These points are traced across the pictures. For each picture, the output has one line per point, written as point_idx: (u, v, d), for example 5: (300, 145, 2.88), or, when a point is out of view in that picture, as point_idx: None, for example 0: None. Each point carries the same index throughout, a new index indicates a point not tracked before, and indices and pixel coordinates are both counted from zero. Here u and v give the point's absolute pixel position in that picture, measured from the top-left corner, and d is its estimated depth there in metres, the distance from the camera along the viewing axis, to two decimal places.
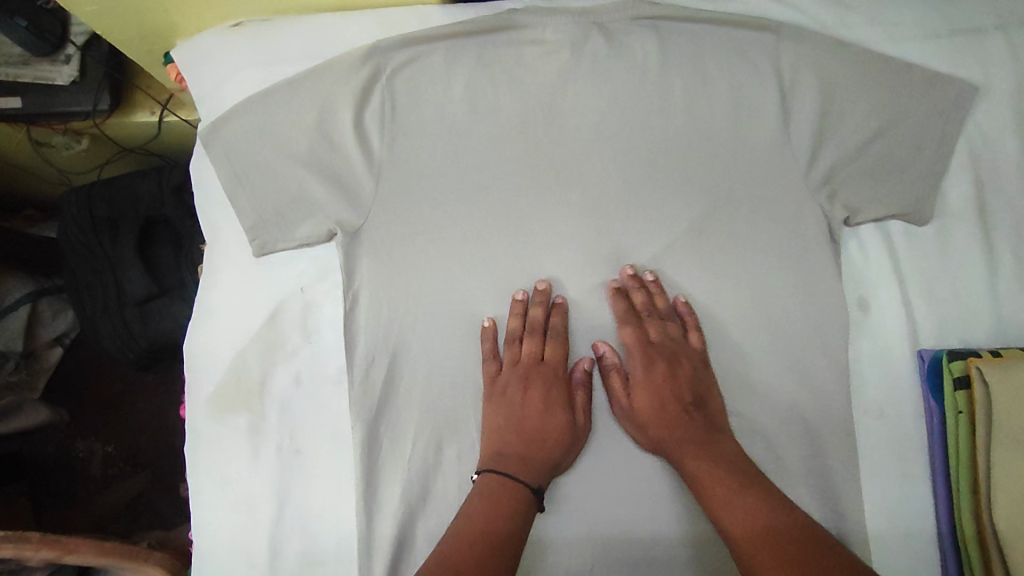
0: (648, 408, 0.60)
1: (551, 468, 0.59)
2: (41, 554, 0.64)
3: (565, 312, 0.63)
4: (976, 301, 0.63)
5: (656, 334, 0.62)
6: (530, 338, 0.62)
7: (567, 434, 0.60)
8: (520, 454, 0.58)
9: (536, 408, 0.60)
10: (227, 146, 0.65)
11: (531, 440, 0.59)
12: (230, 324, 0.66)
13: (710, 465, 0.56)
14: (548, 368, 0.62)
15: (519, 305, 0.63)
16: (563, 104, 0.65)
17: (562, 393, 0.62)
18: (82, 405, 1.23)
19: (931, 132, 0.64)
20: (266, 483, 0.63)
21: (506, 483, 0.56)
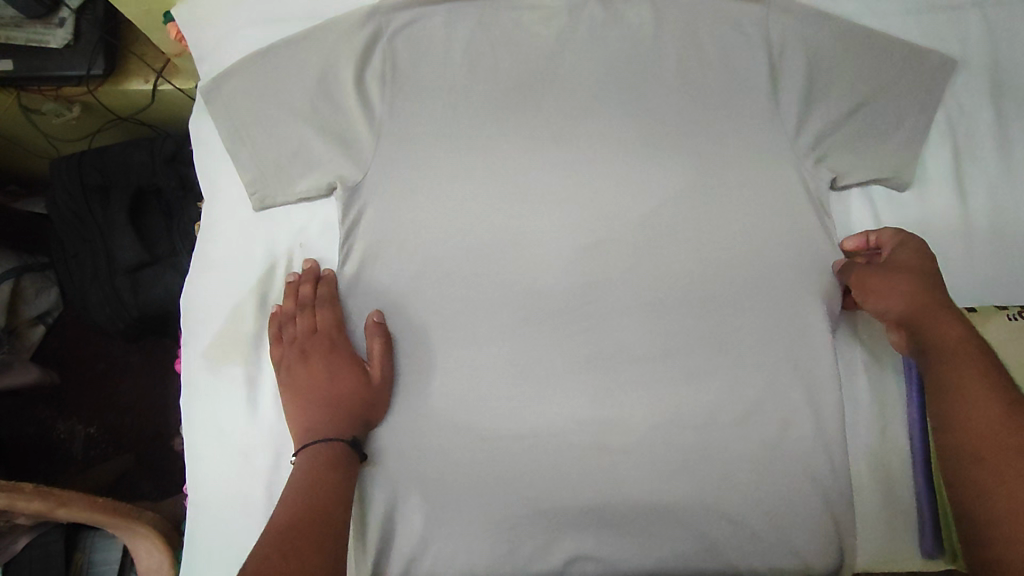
0: (912, 272, 0.59)
1: (363, 423, 0.61)
2: (33, 505, 0.64)
3: (333, 280, 0.65)
4: (954, 261, 0.66)
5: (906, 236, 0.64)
6: (301, 314, 0.63)
7: (365, 393, 0.61)
8: (322, 422, 0.60)
9: (320, 377, 0.62)
10: (228, 101, 0.66)
11: (333, 405, 0.61)
12: (229, 277, 0.67)
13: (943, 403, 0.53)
14: (321, 337, 0.63)
15: (290, 287, 0.65)
16: (562, 65, 0.67)
17: (344, 354, 0.63)
18: (67, 384, 1.21)
19: (912, 101, 0.67)
20: (265, 433, 0.64)
21: (314, 450, 0.58)
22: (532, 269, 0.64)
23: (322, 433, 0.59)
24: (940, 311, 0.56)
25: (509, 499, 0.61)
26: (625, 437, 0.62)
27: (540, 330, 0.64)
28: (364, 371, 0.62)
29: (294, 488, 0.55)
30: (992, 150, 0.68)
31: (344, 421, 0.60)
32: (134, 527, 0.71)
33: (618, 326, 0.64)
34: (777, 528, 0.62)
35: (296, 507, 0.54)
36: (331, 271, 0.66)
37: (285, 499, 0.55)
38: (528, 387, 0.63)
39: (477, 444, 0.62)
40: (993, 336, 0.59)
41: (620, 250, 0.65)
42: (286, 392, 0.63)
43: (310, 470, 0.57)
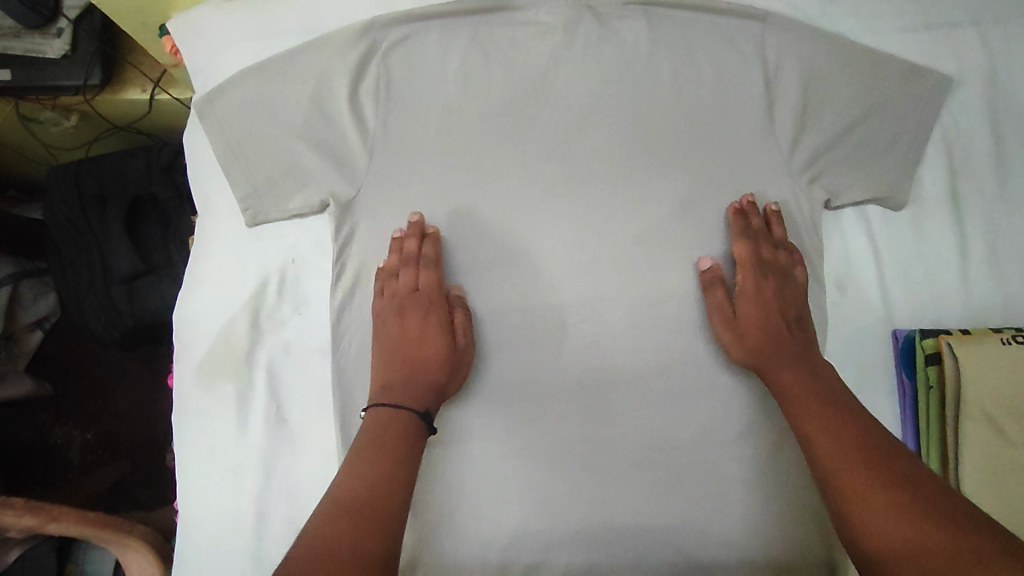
0: (754, 324, 0.61)
1: (437, 394, 0.59)
2: (23, 521, 0.64)
3: (439, 240, 0.64)
4: (947, 283, 0.65)
5: (769, 254, 0.63)
6: (405, 270, 0.62)
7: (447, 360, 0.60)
8: (404, 382, 0.59)
9: (413, 338, 0.61)
10: (222, 117, 0.66)
11: (421, 367, 0.59)
12: (221, 291, 0.65)
13: (823, 423, 0.54)
14: (423, 296, 0.62)
15: (396, 241, 0.63)
16: (556, 83, 0.67)
17: (440, 317, 0.61)
18: (64, 390, 1.21)
19: (907, 120, 0.67)
20: (255, 452, 0.63)
21: (392, 413, 0.56)
22: (524, 288, 0.64)
23: (402, 399, 0.57)
24: (778, 362, 0.59)
25: (498, 518, 0.61)
26: (615, 456, 0.62)
27: (532, 348, 0.64)
28: (452, 335, 0.61)
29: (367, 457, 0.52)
30: (988, 170, 0.68)
31: (423, 388, 0.58)
32: (126, 541, 0.71)
33: (611, 346, 0.64)
34: (768, 550, 0.61)
35: (364, 484, 0.51)
36: (435, 228, 0.64)
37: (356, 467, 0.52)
38: (519, 405, 0.63)
39: (469, 463, 0.62)
40: (985, 360, 0.58)
41: (612, 268, 0.64)
42: (374, 348, 0.61)
43: (377, 432, 0.55)
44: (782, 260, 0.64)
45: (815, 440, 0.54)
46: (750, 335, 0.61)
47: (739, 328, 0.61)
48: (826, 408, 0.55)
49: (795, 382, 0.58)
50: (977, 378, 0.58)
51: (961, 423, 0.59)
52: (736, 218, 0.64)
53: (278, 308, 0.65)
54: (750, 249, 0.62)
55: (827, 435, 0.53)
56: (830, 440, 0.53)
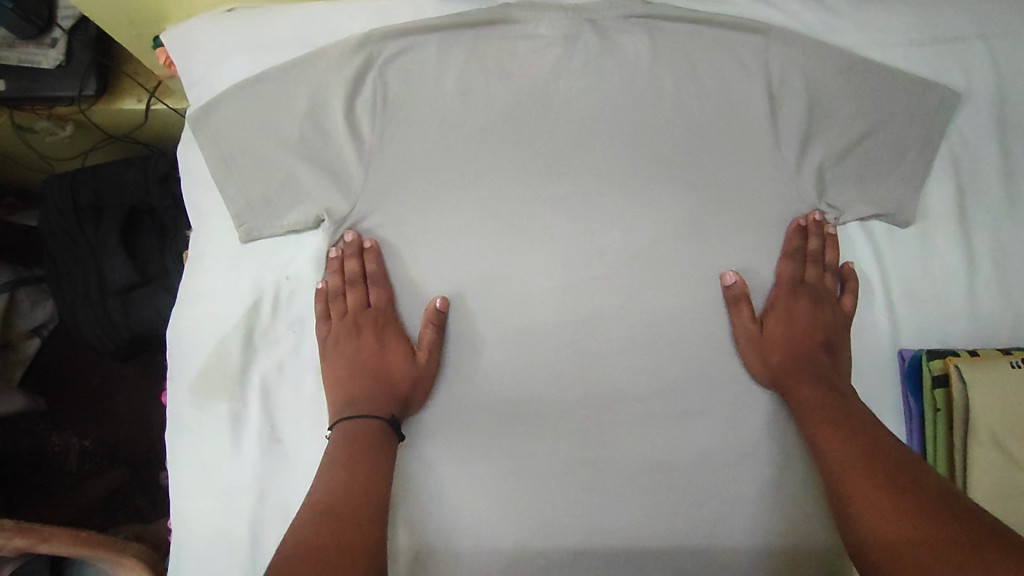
0: (780, 340, 0.62)
1: (402, 401, 0.60)
2: (14, 543, 0.62)
3: (379, 253, 0.63)
4: (955, 302, 0.64)
5: (812, 276, 0.64)
6: (354, 289, 0.63)
7: (414, 366, 0.61)
8: (366, 397, 0.60)
9: (371, 353, 0.62)
10: (216, 132, 0.65)
11: (380, 381, 0.60)
12: (214, 308, 0.64)
13: (840, 436, 0.55)
14: (375, 313, 0.63)
15: (334, 262, 0.63)
16: (555, 96, 0.66)
17: (395, 332, 0.63)
18: (61, 398, 1.20)
19: (914, 136, 0.66)
20: (249, 472, 0.62)
21: (359, 424, 0.57)
22: (522, 305, 0.63)
23: (364, 412, 0.58)
24: (800, 378, 0.60)
25: (496, 540, 0.60)
26: (616, 477, 0.61)
27: (531, 367, 0.62)
28: (411, 351, 0.62)
29: (336, 466, 0.54)
30: (996, 186, 0.66)
31: (381, 396, 0.60)
32: (120, 559, 0.70)
33: (611, 365, 0.62)
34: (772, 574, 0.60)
35: (341, 490, 0.52)
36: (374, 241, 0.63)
37: (329, 476, 0.53)
38: (518, 426, 0.62)
39: (466, 484, 0.61)
40: (994, 383, 0.57)
41: (612, 285, 0.63)
42: (334, 365, 0.62)
43: (342, 447, 0.56)
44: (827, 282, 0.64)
45: (828, 448, 0.55)
46: (774, 349, 0.61)
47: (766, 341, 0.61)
48: (848, 424, 0.56)
49: (820, 401, 0.58)
50: (986, 403, 0.57)
51: (969, 447, 0.57)
52: (795, 230, 0.64)
53: (274, 325, 0.64)
54: (794, 271, 0.63)
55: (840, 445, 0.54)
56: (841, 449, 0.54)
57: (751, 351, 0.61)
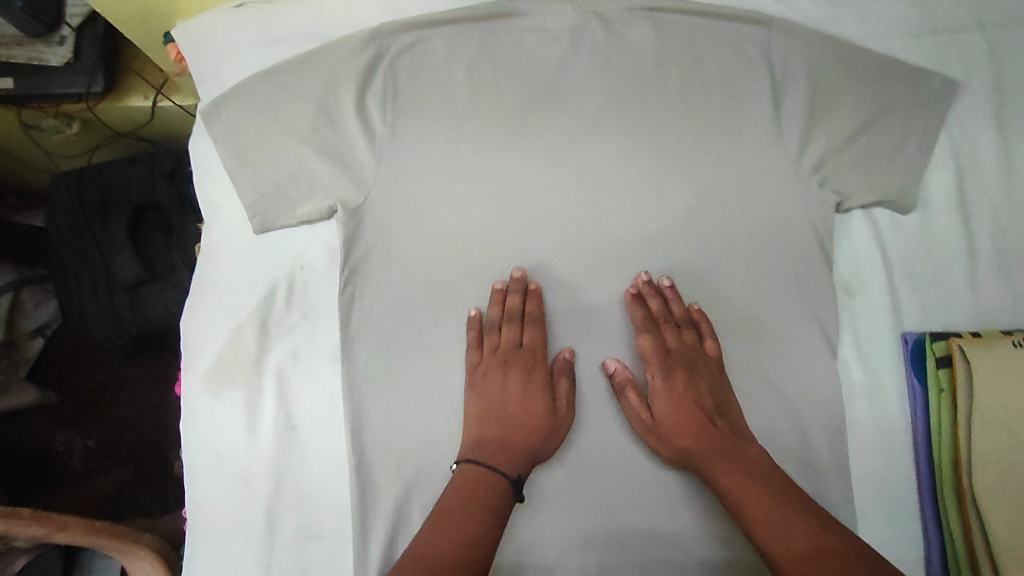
0: (671, 423, 0.58)
1: (533, 455, 0.58)
2: (29, 531, 0.63)
3: (541, 297, 0.63)
4: (958, 286, 0.65)
5: (675, 342, 0.61)
6: (511, 326, 0.62)
7: (539, 432, 0.58)
8: (499, 441, 0.57)
9: (515, 394, 0.60)
10: (229, 124, 0.66)
11: (518, 428, 0.58)
12: (229, 299, 0.64)
13: (738, 478, 0.53)
14: (526, 352, 0.62)
15: (497, 293, 0.63)
16: (563, 88, 0.67)
17: (542, 375, 0.61)
18: (66, 396, 1.21)
19: (914, 124, 0.67)
20: (264, 458, 0.62)
21: (473, 471, 0.54)
22: (534, 291, 0.64)
23: (490, 458, 0.56)
24: (705, 453, 0.56)
25: (510, 526, 0.60)
26: (627, 460, 0.62)
27: (544, 353, 0.63)
28: (553, 398, 0.60)
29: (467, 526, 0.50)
30: (995, 172, 0.68)
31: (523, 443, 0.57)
32: (133, 549, 0.71)
33: (620, 351, 0.63)
34: None
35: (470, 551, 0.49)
36: (537, 284, 0.64)
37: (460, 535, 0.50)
38: None
39: None
40: (996, 362, 0.58)
41: (621, 271, 0.64)
42: (472, 400, 0.60)
43: (464, 492, 0.53)
44: (688, 342, 0.62)
45: (729, 491, 0.53)
46: (675, 425, 0.58)
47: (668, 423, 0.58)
48: (750, 467, 0.54)
49: (737, 479, 0.53)
50: (988, 381, 0.58)
51: (974, 426, 0.58)
52: (631, 300, 0.63)
53: (288, 313, 0.65)
54: (654, 341, 0.61)
55: (742, 489, 0.53)
56: (745, 492, 0.52)
57: (648, 432, 0.60)
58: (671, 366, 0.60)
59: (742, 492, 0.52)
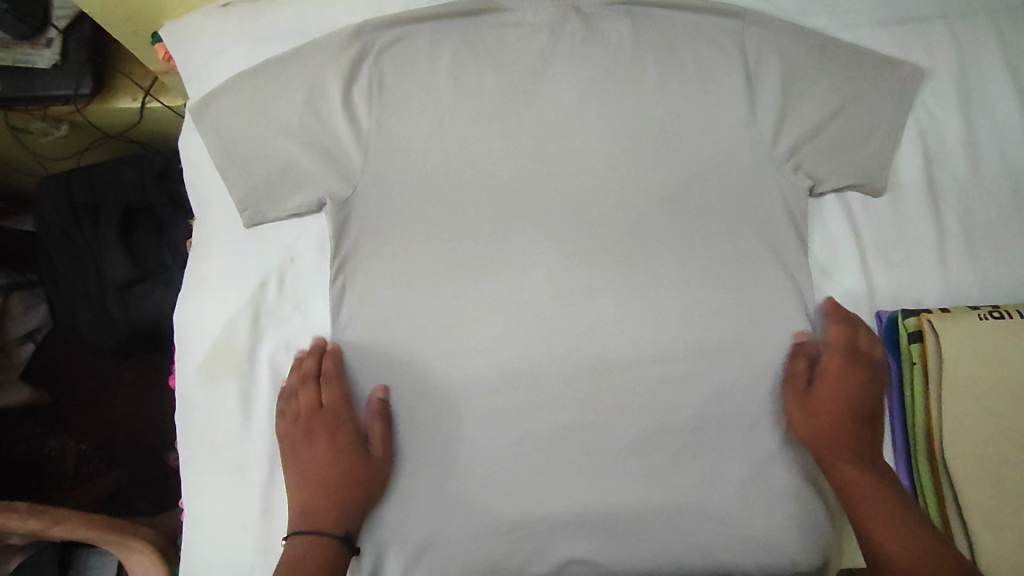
0: (828, 409, 0.63)
1: (359, 508, 0.61)
2: (27, 525, 0.64)
3: (338, 355, 0.64)
4: (928, 265, 0.68)
5: (864, 345, 0.64)
6: (304, 389, 0.63)
7: (364, 479, 0.61)
8: (322, 505, 0.60)
9: (322, 456, 0.62)
10: (217, 121, 0.67)
11: (320, 486, 0.61)
12: (222, 291, 0.65)
13: (864, 478, 0.60)
14: (327, 412, 0.63)
15: (296, 362, 0.65)
16: (544, 80, 0.69)
17: (348, 430, 0.63)
18: (59, 401, 1.21)
19: (883, 110, 0.70)
20: (260, 445, 0.64)
21: (314, 542, 0.59)
22: (520, 278, 0.66)
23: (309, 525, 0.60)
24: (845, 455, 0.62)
25: (503, 506, 0.62)
26: (613, 439, 0.63)
27: (532, 337, 0.65)
28: (364, 448, 0.62)
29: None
30: (961, 154, 0.70)
31: (348, 498, 0.60)
32: (130, 542, 0.72)
33: (605, 334, 0.65)
34: (765, 526, 0.62)
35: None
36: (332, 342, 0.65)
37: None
38: (519, 393, 0.64)
39: (471, 451, 0.63)
40: (966, 335, 0.59)
41: (604, 257, 0.66)
42: (286, 468, 0.63)
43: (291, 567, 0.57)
44: (871, 345, 0.64)
45: (852, 488, 0.60)
46: (818, 418, 0.63)
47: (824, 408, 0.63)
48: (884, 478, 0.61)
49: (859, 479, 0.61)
50: (958, 353, 0.59)
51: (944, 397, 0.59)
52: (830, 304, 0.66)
53: (280, 304, 0.66)
54: (845, 337, 0.64)
55: (867, 488, 0.60)
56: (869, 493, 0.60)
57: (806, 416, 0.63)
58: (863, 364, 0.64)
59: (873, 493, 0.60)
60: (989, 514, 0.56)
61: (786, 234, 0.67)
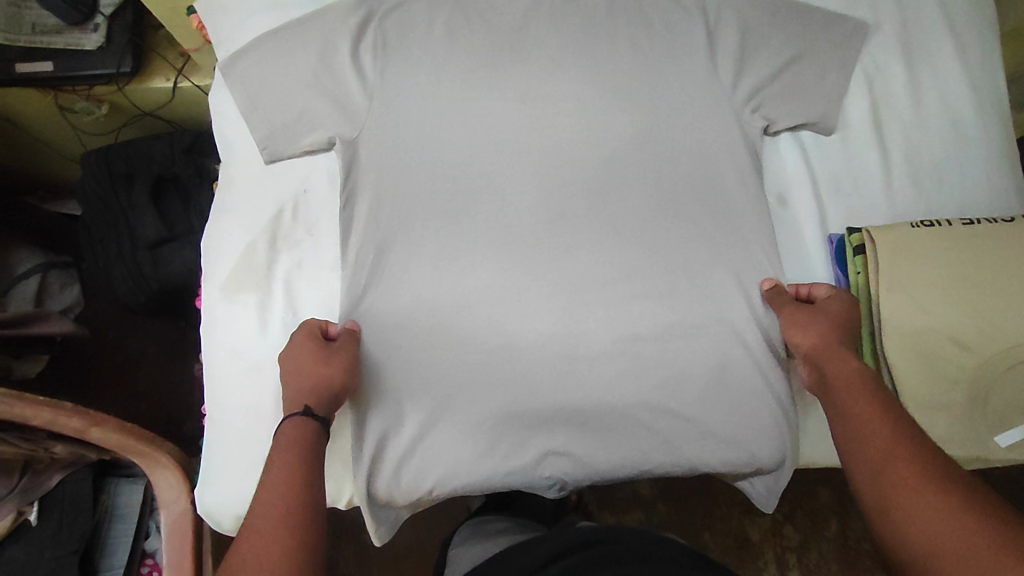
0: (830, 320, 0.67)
1: (325, 397, 0.64)
2: (70, 423, 0.73)
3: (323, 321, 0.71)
4: (872, 195, 0.76)
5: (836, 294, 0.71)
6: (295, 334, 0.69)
7: (321, 365, 0.65)
8: (293, 397, 0.64)
9: (291, 359, 0.66)
10: (243, 74, 0.76)
11: (292, 383, 0.65)
12: (245, 217, 0.75)
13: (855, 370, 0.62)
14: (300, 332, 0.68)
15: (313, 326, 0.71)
16: (528, 37, 0.78)
17: (310, 337, 0.68)
18: (83, 376, 1.27)
19: (833, 59, 0.78)
20: (272, 350, 0.72)
21: (293, 422, 0.61)
22: (505, 204, 0.74)
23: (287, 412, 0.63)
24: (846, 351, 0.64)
25: (490, 401, 0.69)
26: (588, 346, 0.71)
27: (516, 259, 0.73)
28: (325, 346, 0.67)
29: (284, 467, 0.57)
30: (904, 99, 0.78)
31: (323, 388, 0.64)
32: (156, 455, 0.79)
33: (581, 255, 0.73)
34: (724, 420, 0.70)
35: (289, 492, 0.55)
36: (354, 322, 0.70)
37: (278, 477, 0.56)
38: (506, 306, 0.72)
39: (463, 356, 0.70)
40: (901, 244, 0.65)
41: (582, 187, 0.75)
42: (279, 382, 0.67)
43: (283, 443, 0.60)
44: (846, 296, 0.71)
45: (842, 381, 0.62)
46: (818, 330, 0.66)
47: (820, 320, 0.67)
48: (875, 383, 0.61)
49: (856, 375, 0.62)
50: (892, 262, 0.65)
51: (883, 302, 0.66)
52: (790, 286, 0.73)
53: (296, 230, 0.75)
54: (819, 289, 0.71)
55: (857, 382, 0.61)
56: (858, 385, 0.61)
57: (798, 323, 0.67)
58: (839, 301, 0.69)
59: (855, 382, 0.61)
60: (920, 398, 0.65)
61: (745, 166, 0.75)
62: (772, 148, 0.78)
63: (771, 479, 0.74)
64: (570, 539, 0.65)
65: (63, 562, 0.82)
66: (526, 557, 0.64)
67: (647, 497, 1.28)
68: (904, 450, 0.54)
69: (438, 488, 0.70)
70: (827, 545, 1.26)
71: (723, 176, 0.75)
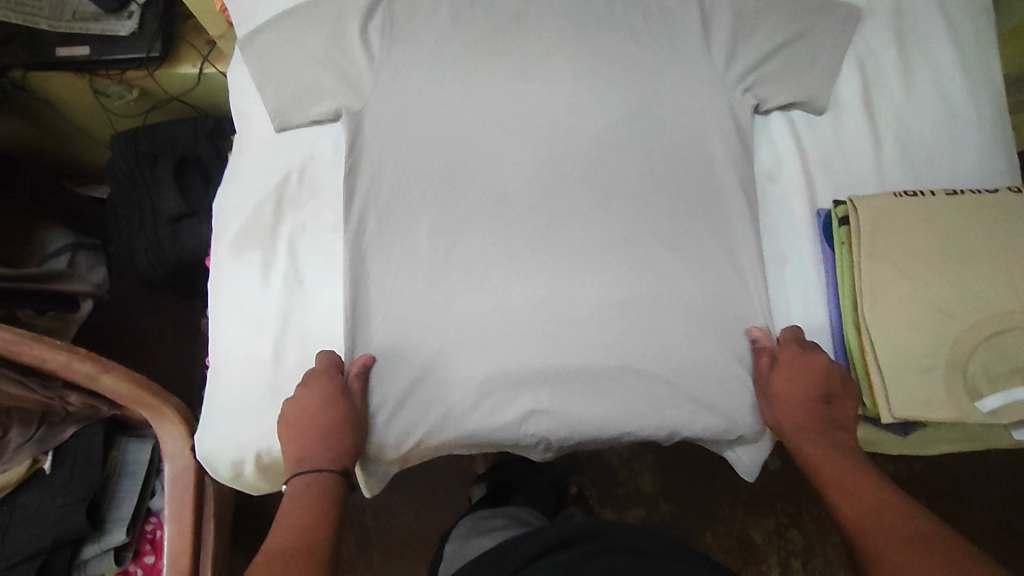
0: (788, 398, 0.70)
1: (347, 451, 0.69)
2: (82, 367, 0.77)
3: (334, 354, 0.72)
4: (861, 173, 0.78)
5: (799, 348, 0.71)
6: (320, 372, 0.70)
7: (351, 428, 0.69)
8: (320, 452, 0.68)
9: (317, 404, 0.68)
10: (258, 46, 0.81)
11: (320, 435, 0.68)
12: (255, 182, 0.79)
13: (822, 450, 0.67)
14: (324, 374, 0.70)
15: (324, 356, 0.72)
16: (528, 16, 0.81)
17: (337, 379, 0.70)
18: (107, 350, 1.32)
19: (824, 42, 0.80)
20: (274, 305, 0.75)
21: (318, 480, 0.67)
22: (501, 173, 0.77)
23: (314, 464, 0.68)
24: (806, 433, 0.69)
25: (478, 361, 0.72)
26: (576, 311, 0.73)
27: (509, 226, 0.76)
28: (349, 391, 0.70)
29: (298, 526, 0.63)
30: (895, 81, 0.80)
31: (348, 445, 0.69)
32: (162, 407, 0.82)
33: (573, 225, 0.76)
34: (708, 386, 0.72)
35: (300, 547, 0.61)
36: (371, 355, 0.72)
37: (290, 534, 0.62)
38: (498, 271, 0.74)
39: (454, 317, 0.73)
40: (882, 213, 0.70)
41: (576, 160, 0.77)
42: (295, 409, 0.69)
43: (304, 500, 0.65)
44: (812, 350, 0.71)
45: (811, 462, 0.67)
46: (779, 412, 0.71)
47: (777, 401, 0.70)
48: (842, 458, 0.66)
49: (821, 456, 0.67)
50: (872, 229, 0.70)
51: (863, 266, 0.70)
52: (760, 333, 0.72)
53: (302, 195, 0.79)
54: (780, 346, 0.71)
55: (825, 460, 0.66)
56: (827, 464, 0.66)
57: (766, 400, 0.72)
58: (802, 363, 0.70)
59: (824, 460, 0.66)
60: (901, 361, 0.67)
61: (735, 142, 0.77)
62: (763, 125, 0.80)
63: (757, 449, 0.76)
64: (562, 530, 0.64)
65: (71, 509, 0.86)
66: (510, 555, 0.63)
67: (650, 493, 1.27)
68: (886, 523, 0.58)
69: (426, 440, 0.72)
70: (832, 550, 1.24)
71: (713, 151, 0.77)
